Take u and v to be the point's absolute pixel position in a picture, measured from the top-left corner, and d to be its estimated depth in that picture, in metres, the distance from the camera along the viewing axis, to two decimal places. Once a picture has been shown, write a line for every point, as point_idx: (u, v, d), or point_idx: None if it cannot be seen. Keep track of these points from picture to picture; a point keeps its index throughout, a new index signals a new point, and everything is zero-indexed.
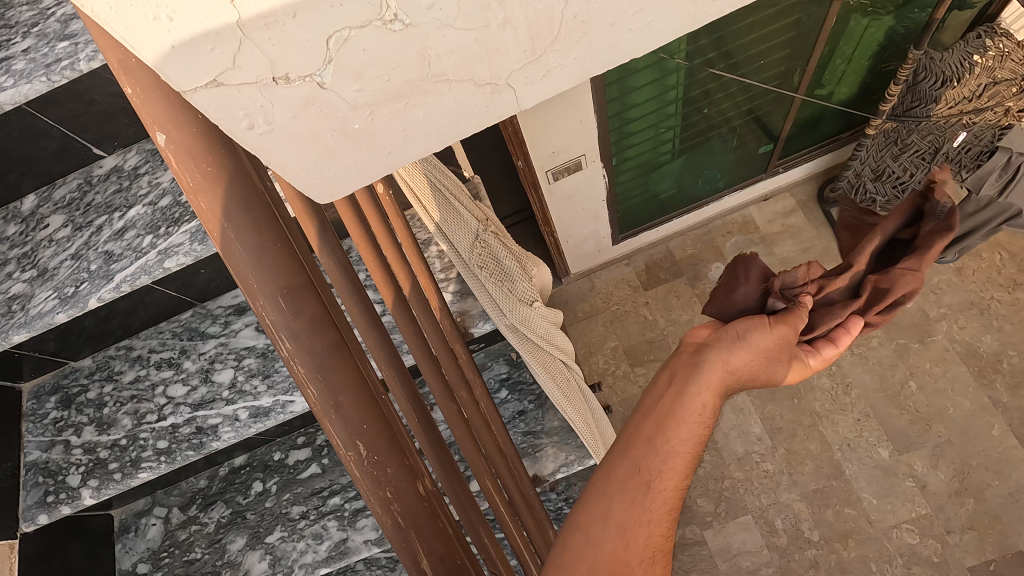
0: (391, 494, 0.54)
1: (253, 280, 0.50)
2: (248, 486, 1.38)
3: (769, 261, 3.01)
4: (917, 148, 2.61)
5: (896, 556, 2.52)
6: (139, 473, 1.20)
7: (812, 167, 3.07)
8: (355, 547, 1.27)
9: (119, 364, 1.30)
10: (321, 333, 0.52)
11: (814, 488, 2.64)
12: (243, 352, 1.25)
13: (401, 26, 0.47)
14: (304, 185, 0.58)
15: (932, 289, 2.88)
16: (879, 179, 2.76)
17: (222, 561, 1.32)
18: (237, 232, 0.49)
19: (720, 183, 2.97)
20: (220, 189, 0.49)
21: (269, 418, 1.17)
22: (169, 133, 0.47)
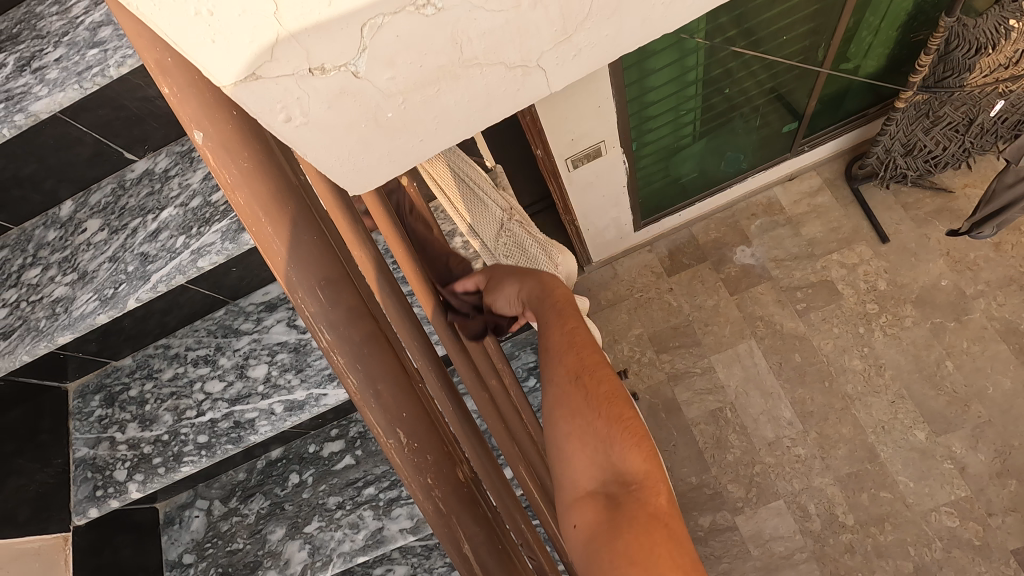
0: (432, 481, 0.57)
1: (292, 275, 0.52)
2: (285, 478, 1.41)
3: (795, 242, 2.95)
4: (950, 121, 2.57)
5: (935, 540, 2.47)
6: (182, 467, 1.24)
7: (838, 144, 2.99)
8: (391, 536, 1.29)
9: (158, 363, 1.34)
10: (360, 325, 0.54)
11: (848, 472, 2.59)
12: (276, 347, 1.26)
13: (434, 10, 0.48)
14: (341, 179, 0.59)
15: (968, 266, 2.79)
16: (911, 153, 2.73)
17: (263, 551, 1.36)
18: (277, 229, 0.51)
19: (743, 164, 2.91)
20: (259, 186, 0.50)
21: (304, 411, 1.19)
22: (206, 131, 0.48)
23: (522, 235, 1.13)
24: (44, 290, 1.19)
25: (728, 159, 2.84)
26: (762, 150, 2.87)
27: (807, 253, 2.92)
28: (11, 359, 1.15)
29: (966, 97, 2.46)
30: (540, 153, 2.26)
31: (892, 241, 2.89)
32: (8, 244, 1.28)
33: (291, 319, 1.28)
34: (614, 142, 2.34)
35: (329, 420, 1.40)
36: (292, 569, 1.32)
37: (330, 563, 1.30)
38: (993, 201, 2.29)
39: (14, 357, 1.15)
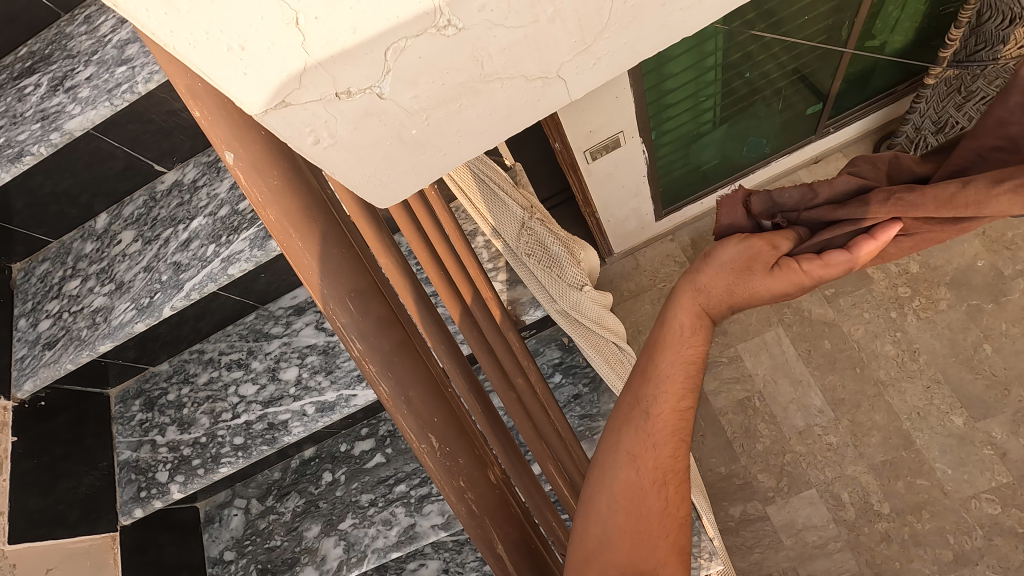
0: (464, 483, 0.58)
1: (323, 289, 0.54)
2: (319, 477, 1.44)
3: None
4: (984, 95, 2.49)
5: (975, 527, 2.41)
6: (220, 468, 1.27)
7: (865, 124, 2.91)
8: (423, 531, 1.31)
9: (193, 367, 1.38)
10: (388, 333, 0.56)
11: (883, 460, 2.54)
12: (306, 350, 1.29)
13: (454, 31, 0.48)
14: (369, 195, 0.60)
15: (1006, 245, 2.70)
16: (941, 130, 2.65)
17: (300, 547, 1.40)
18: (304, 241, 0.54)
19: (766, 149, 2.85)
20: (286, 200, 0.54)
21: (335, 412, 1.22)
22: (236, 151, 0.52)
23: (541, 232, 1.12)
24: (84, 300, 1.24)
25: (750, 144, 2.79)
26: (785, 134, 2.81)
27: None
28: (56, 368, 1.20)
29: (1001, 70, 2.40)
30: (558, 146, 2.25)
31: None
32: (48, 258, 1.33)
33: (320, 322, 1.30)
34: (633, 132, 2.31)
35: (358, 419, 1.43)
36: (328, 565, 1.36)
37: (365, 559, 1.34)
38: None
39: (59, 366, 1.20)
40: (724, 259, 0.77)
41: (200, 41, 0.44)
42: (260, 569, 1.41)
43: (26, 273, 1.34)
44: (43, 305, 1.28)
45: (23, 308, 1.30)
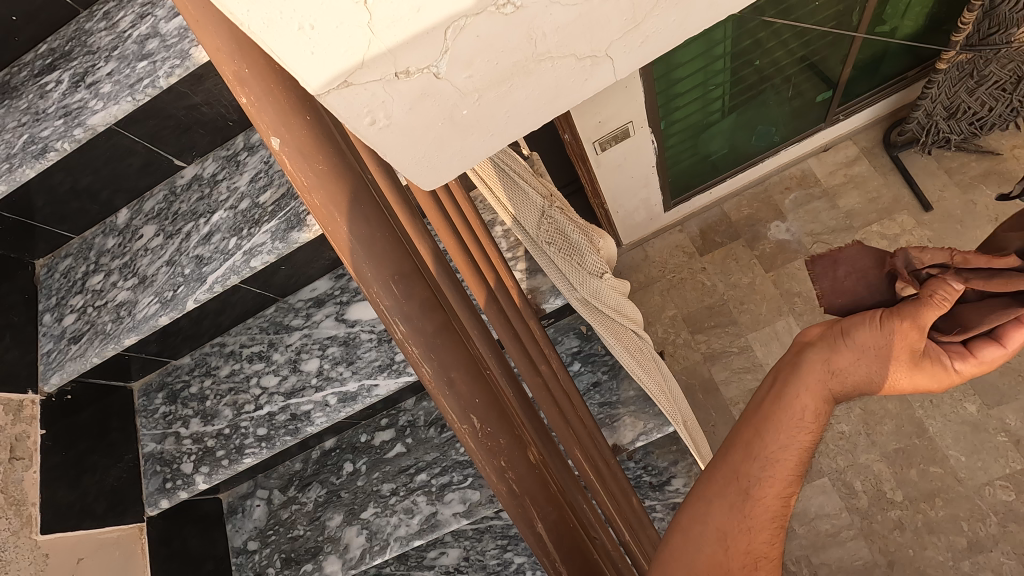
0: (505, 463, 0.59)
1: (362, 268, 0.57)
2: (340, 467, 1.46)
3: (832, 215, 2.87)
4: (997, 80, 2.48)
5: (990, 514, 2.41)
6: (244, 458, 1.29)
7: (876, 110, 2.89)
8: (445, 519, 1.33)
9: (215, 360, 1.40)
10: (431, 315, 0.58)
11: (895, 448, 2.53)
12: (327, 341, 1.30)
13: (512, 9, 0.50)
14: (415, 176, 0.63)
15: (1020, 231, 2.68)
16: (954, 116, 2.66)
17: (323, 536, 1.42)
18: (349, 224, 0.56)
19: (776, 138, 2.83)
20: (330, 184, 0.55)
21: (357, 402, 1.23)
22: (282, 138, 0.54)
23: (560, 221, 1.12)
24: (107, 295, 1.25)
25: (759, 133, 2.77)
26: (794, 122, 2.80)
27: (846, 225, 2.84)
28: (82, 361, 1.22)
29: (1015, 54, 2.38)
30: (568, 137, 2.25)
31: (936, 209, 2.79)
32: (71, 253, 1.34)
33: (340, 313, 1.31)
34: (642, 122, 2.31)
35: (378, 410, 1.44)
36: (352, 553, 1.38)
37: (388, 547, 1.35)
38: None
39: (85, 359, 1.22)
40: (863, 345, 0.72)
41: (272, 20, 0.44)
42: (284, 559, 1.43)
43: (49, 269, 1.35)
44: (68, 299, 1.30)
45: (48, 303, 1.32)
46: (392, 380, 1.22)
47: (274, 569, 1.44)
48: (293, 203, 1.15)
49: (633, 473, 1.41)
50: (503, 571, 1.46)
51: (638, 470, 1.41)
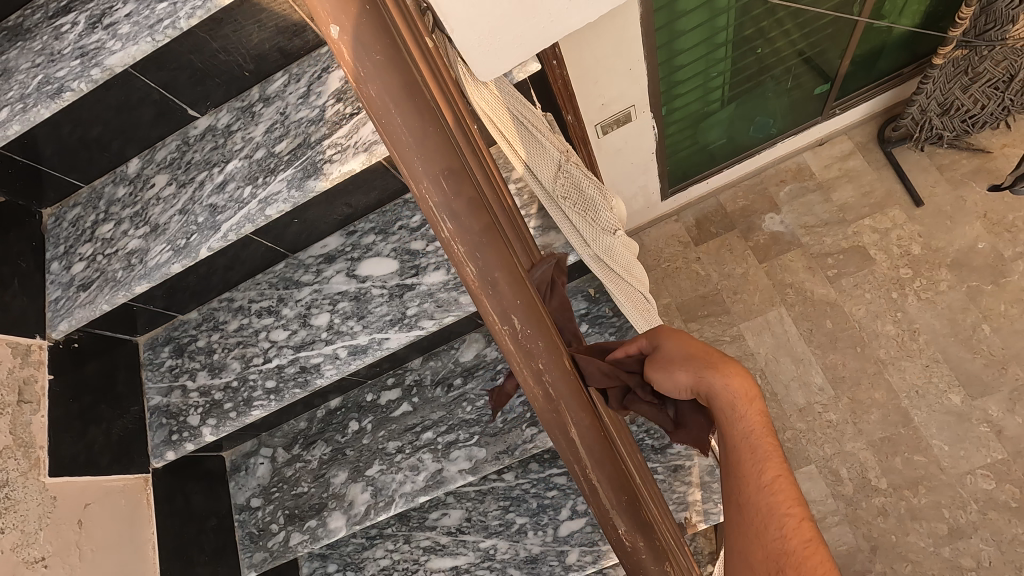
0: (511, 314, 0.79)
1: (419, 168, 0.74)
2: (346, 425, 1.47)
3: (825, 208, 2.91)
4: (990, 77, 2.56)
5: (971, 502, 2.47)
6: (252, 410, 1.29)
7: (871, 105, 2.93)
8: (451, 476, 1.34)
9: (223, 315, 1.39)
10: (464, 196, 0.76)
11: (882, 437, 2.59)
12: (338, 297, 1.30)
13: None
14: (480, 59, 0.99)
15: (1008, 228, 2.74)
16: (947, 113, 2.70)
17: (328, 493, 1.43)
18: (399, 109, 0.73)
19: (773, 129, 2.87)
20: (383, 68, 0.72)
21: (367, 354, 1.24)
22: (340, 25, 0.71)
23: (578, 181, 1.14)
24: (118, 243, 1.25)
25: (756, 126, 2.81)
26: (790, 117, 2.84)
27: (838, 218, 2.89)
28: (92, 308, 1.21)
29: (1008, 52, 2.46)
30: (572, 120, 2.03)
31: (926, 204, 2.84)
32: (80, 203, 1.33)
33: (351, 269, 1.32)
34: (645, 106, 2.33)
35: (385, 369, 1.45)
36: (356, 509, 1.39)
37: (393, 503, 1.37)
38: None
39: (95, 306, 1.21)
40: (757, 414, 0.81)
41: None
42: (288, 515, 1.44)
43: (57, 218, 1.34)
44: (76, 248, 1.29)
45: (56, 252, 1.31)
46: (404, 334, 1.22)
47: (278, 525, 1.44)
48: (309, 153, 1.15)
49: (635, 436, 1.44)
50: (505, 532, 1.48)
51: (641, 432, 1.43)
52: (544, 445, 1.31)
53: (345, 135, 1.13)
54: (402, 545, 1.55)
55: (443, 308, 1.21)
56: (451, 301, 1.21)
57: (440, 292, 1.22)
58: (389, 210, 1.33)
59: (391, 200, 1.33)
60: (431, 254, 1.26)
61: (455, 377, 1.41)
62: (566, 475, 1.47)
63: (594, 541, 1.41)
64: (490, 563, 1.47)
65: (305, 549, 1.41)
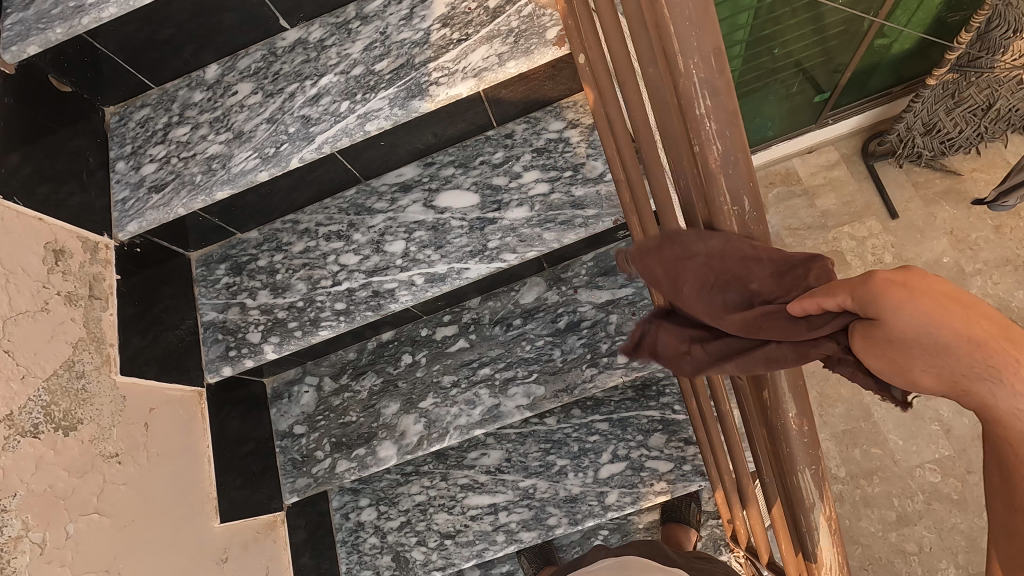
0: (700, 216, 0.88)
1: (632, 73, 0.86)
2: (399, 358, 1.48)
3: (809, 213, 3.07)
4: (972, 102, 2.65)
5: (918, 493, 2.53)
6: (320, 331, 1.28)
7: (861, 120, 3.06)
8: (508, 411, 1.38)
9: (287, 237, 1.37)
10: None
11: (844, 428, 2.62)
12: (414, 226, 1.31)
13: None
14: None
15: (970, 246, 2.92)
16: (929, 134, 2.80)
17: (378, 423, 1.44)
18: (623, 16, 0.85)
19: (771, 131, 3.03)
20: None
21: (445, 283, 1.25)
22: None
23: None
24: (196, 147, 1.21)
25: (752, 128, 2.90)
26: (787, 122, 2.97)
27: (820, 223, 3.05)
28: (166, 211, 1.17)
29: (992, 79, 2.54)
30: None
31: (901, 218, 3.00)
32: (149, 103, 1.28)
33: (428, 200, 1.32)
34: None
35: (443, 306, 1.46)
36: (408, 440, 1.41)
37: (447, 435, 1.39)
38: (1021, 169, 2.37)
39: (170, 209, 1.17)
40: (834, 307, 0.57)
41: None
42: (335, 443, 1.44)
43: (121, 118, 1.29)
44: (146, 149, 1.24)
45: (121, 151, 1.26)
46: (484, 265, 1.24)
47: (323, 452, 1.44)
48: (413, 74, 1.14)
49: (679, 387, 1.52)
50: (545, 472, 1.53)
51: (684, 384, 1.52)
52: (602, 387, 1.36)
53: (452, 59, 1.13)
54: (439, 482, 1.58)
55: (526, 242, 1.24)
56: (535, 237, 1.24)
57: (523, 228, 1.25)
58: (469, 145, 1.34)
59: (472, 136, 1.34)
60: (514, 190, 1.28)
61: (515, 317, 1.44)
62: (607, 422, 1.53)
63: (633, 484, 1.48)
64: (529, 501, 1.52)
65: (352, 477, 1.42)
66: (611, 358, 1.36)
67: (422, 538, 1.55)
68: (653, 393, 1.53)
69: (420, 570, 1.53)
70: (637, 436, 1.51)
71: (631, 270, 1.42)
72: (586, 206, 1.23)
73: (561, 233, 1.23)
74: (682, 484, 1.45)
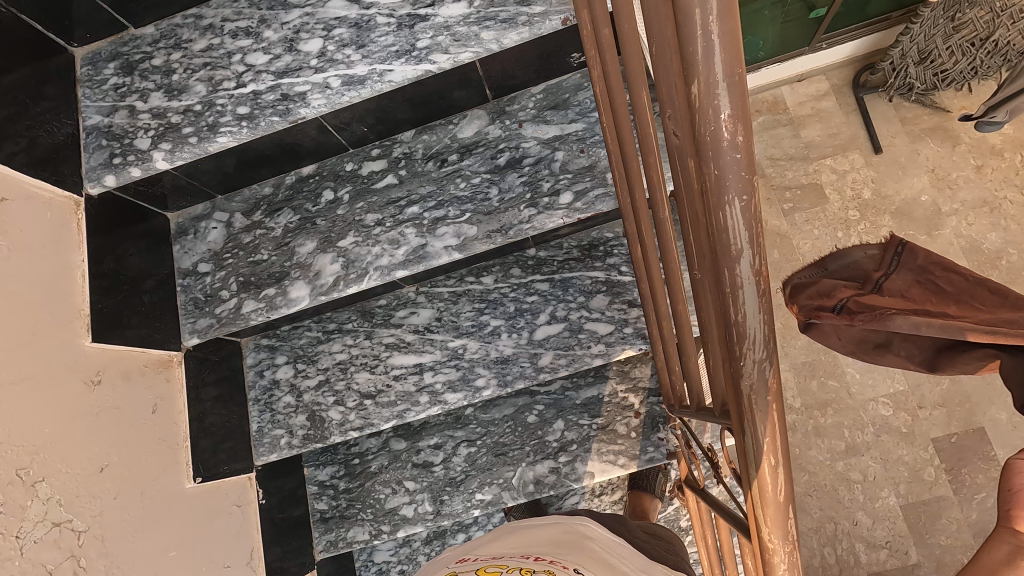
0: None
1: None
2: (318, 195, 1.31)
3: (794, 144, 2.67)
4: (971, 32, 2.28)
5: (868, 425, 2.32)
6: (217, 138, 1.11)
7: (855, 47, 2.69)
8: (435, 252, 1.23)
9: (188, 34, 1.17)
10: None
11: (804, 360, 2.40)
12: (333, 23, 1.12)
13: None
14: None
15: (948, 184, 2.59)
16: (922, 63, 2.45)
17: (291, 263, 1.28)
18: None
19: (760, 53, 2.60)
20: None
21: (364, 87, 1.08)
22: None
23: None
24: None
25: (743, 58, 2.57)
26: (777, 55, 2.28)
27: (802, 154, 2.68)
28: None
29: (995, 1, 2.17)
30: None
31: (884, 153, 2.63)
32: None
33: None
34: None
35: (372, 136, 1.29)
36: (323, 280, 1.26)
37: (366, 276, 1.25)
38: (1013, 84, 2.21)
39: None
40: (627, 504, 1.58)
41: None
42: (242, 282, 1.29)
43: None
44: None
45: None
46: (410, 67, 1.07)
47: (228, 292, 1.30)
48: None
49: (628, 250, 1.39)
50: (477, 333, 1.40)
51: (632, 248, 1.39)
52: (541, 230, 1.22)
53: None
54: (362, 341, 1.45)
55: (460, 42, 1.06)
56: (470, 36, 1.06)
57: (458, 26, 1.07)
58: None
59: None
60: None
61: (450, 153, 1.28)
62: (548, 282, 1.40)
63: (569, 346, 1.36)
64: (457, 362, 1.40)
65: (259, 318, 1.28)
66: (553, 198, 1.21)
67: (340, 398, 1.42)
68: (599, 254, 1.40)
69: (335, 431, 1.41)
70: (579, 297, 1.38)
71: (583, 103, 1.25)
72: (532, 3, 1.06)
73: (502, 32, 1.05)
74: (622, 347, 1.34)
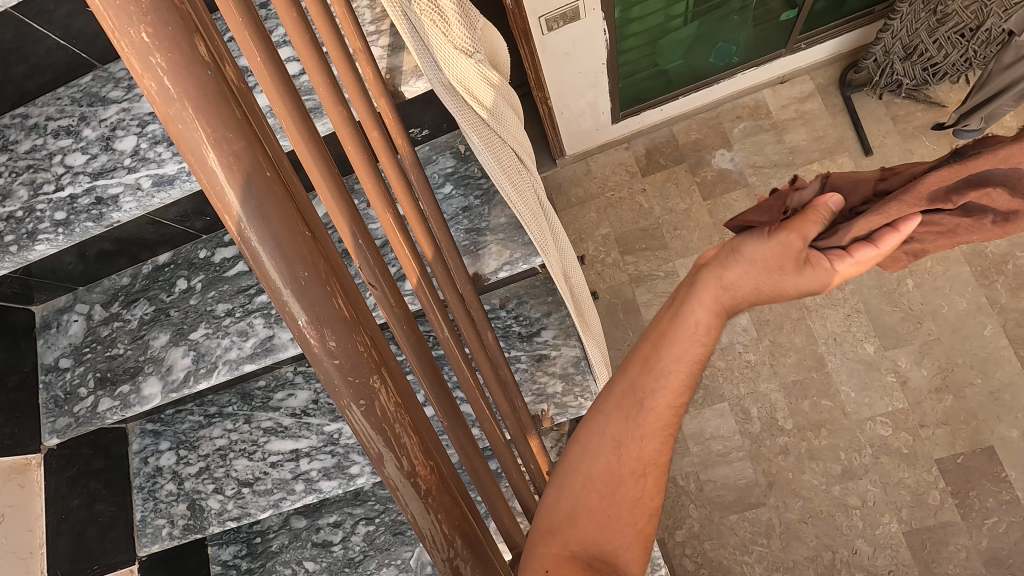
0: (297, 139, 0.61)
1: None
2: (172, 284, 1.28)
3: (776, 149, 2.55)
4: (957, 23, 2.00)
5: (866, 447, 2.26)
6: (36, 246, 1.06)
7: (837, 46, 2.50)
8: (282, 343, 1.18)
9: (14, 134, 1.13)
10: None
11: (794, 379, 2.35)
12: (147, 119, 1.08)
13: None
14: None
15: None
16: (910, 58, 2.22)
17: (145, 356, 1.24)
18: None
19: (735, 59, 2.41)
20: None
21: (173, 187, 1.03)
22: None
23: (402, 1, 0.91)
24: None
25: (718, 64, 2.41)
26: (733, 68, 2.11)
27: (787, 161, 2.54)
28: None
29: None
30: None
31: (875, 154, 2.50)
32: None
33: None
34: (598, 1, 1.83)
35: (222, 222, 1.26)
36: (174, 376, 1.21)
37: (215, 370, 1.19)
38: (986, 87, 1.97)
39: None
40: None
41: None
42: (99, 378, 1.26)
43: None
44: None
45: None
46: None
47: (86, 389, 1.26)
48: None
49: (504, 322, 1.30)
50: None
51: (508, 320, 1.31)
52: None
53: None
54: (241, 426, 1.40)
55: None
56: None
57: None
58: None
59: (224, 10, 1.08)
60: None
61: None
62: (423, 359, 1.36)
63: None
64: (332, 448, 1.34)
65: (115, 416, 1.23)
66: None
67: (219, 486, 1.38)
68: None
69: (214, 521, 1.37)
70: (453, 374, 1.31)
71: (432, 177, 1.18)
72: None
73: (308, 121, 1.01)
74: None
